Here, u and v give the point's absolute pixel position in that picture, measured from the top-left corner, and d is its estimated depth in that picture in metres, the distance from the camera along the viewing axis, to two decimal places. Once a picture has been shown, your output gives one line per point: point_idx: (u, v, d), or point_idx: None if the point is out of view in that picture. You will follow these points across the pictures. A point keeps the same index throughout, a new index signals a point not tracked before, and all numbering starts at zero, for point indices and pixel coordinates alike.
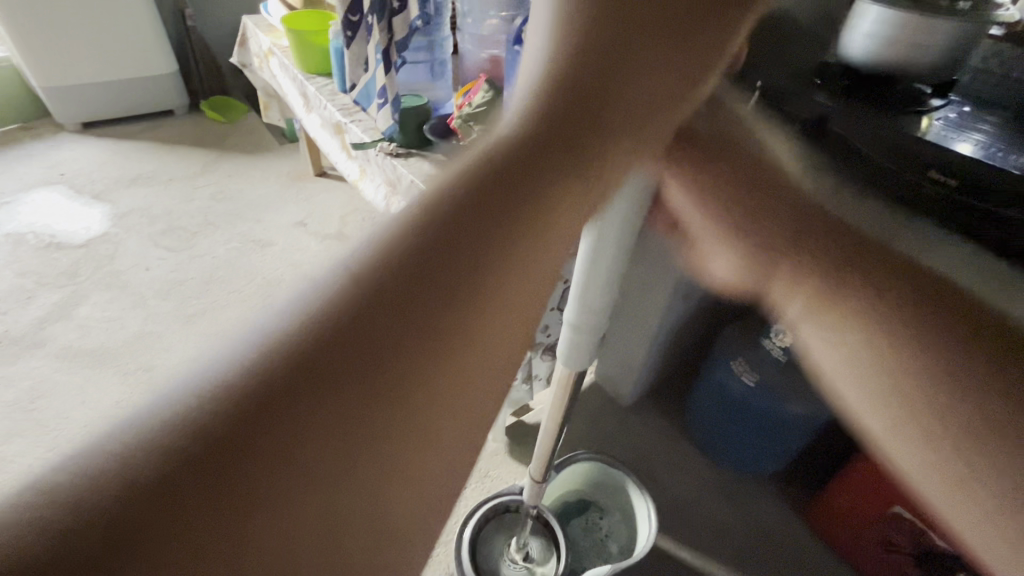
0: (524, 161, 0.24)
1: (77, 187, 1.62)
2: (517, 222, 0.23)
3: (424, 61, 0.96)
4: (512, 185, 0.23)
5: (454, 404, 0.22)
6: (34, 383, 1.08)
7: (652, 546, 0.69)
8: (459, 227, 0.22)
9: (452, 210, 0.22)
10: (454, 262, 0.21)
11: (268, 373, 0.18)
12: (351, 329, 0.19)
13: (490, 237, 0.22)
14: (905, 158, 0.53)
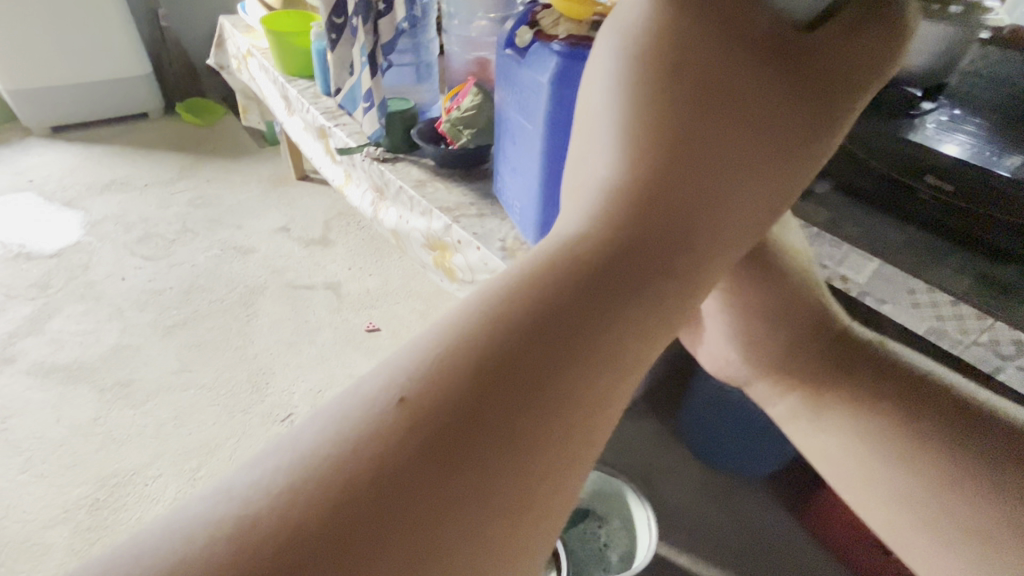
0: (622, 242, 0.20)
1: (47, 194, 1.55)
2: (611, 320, 0.19)
3: (410, 63, 0.93)
4: (609, 272, 0.19)
5: (531, 552, 0.18)
6: (5, 401, 1.03)
7: (654, 551, 0.68)
8: (552, 326, 0.18)
9: (538, 304, 0.18)
10: (540, 378, 0.17)
11: (311, 518, 0.15)
12: (418, 465, 0.16)
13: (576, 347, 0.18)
14: (902, 163, 0.53)
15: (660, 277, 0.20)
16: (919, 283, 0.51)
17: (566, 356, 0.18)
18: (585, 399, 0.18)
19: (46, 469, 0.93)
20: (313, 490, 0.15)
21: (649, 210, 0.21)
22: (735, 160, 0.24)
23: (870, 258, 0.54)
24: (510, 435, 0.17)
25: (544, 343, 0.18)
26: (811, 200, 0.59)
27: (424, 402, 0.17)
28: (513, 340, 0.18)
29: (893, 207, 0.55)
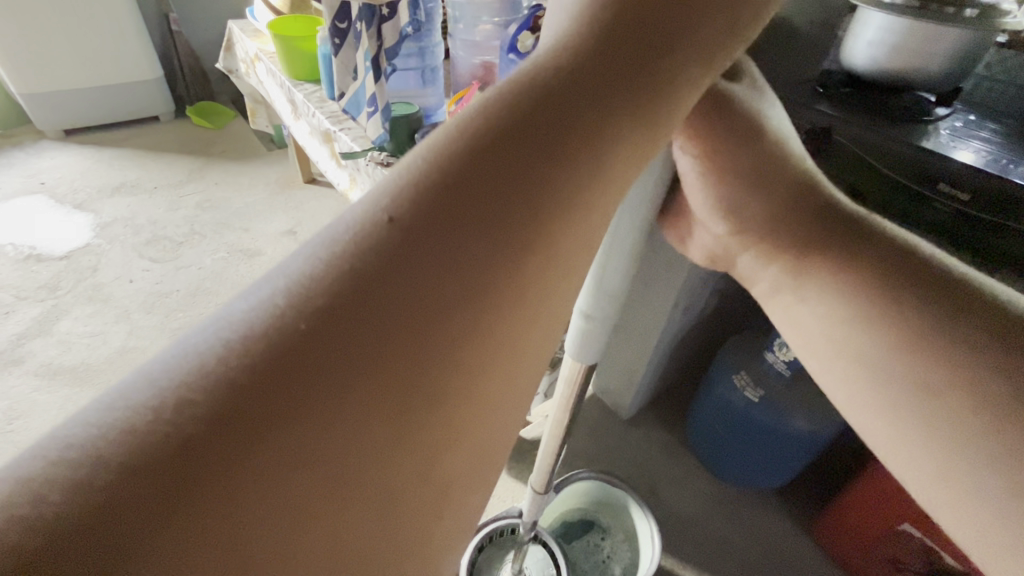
0: (562, 105, 0.22)
1: (59, 196, 1.57)
2: (551, 176, 0.21)
3: (415, 68, 0.93)
4: (550, 135, 0.21)
5: (470, 392, 0.20)
6: (12, 402, 1.04)
7: (656, 566, 0.67)
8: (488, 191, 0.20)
9: (477, 162, 0.20)
10: (483, 221, 0.19)
11: (267, 346, 0.16)
12: (344, 334, 0.16)
13: (469, 262, 0.19)
14: (911, 168, 0.51)
15: (603, 139, 0.22)
16: None
17: (510, 204, 0.20)
18: (530, 244, 0.21)
19: None
20: (269, 313, 0.16)
21: (594, 76, 0.23)
22: (686, 31, 0.26)
23: None
24: (456, 282, 0.19)
25: (487, 193, 0.20)
26: None
27: (377, 250, 0.18)
28: (456, 189, 0.20)
29: (904, 213, 0.53)
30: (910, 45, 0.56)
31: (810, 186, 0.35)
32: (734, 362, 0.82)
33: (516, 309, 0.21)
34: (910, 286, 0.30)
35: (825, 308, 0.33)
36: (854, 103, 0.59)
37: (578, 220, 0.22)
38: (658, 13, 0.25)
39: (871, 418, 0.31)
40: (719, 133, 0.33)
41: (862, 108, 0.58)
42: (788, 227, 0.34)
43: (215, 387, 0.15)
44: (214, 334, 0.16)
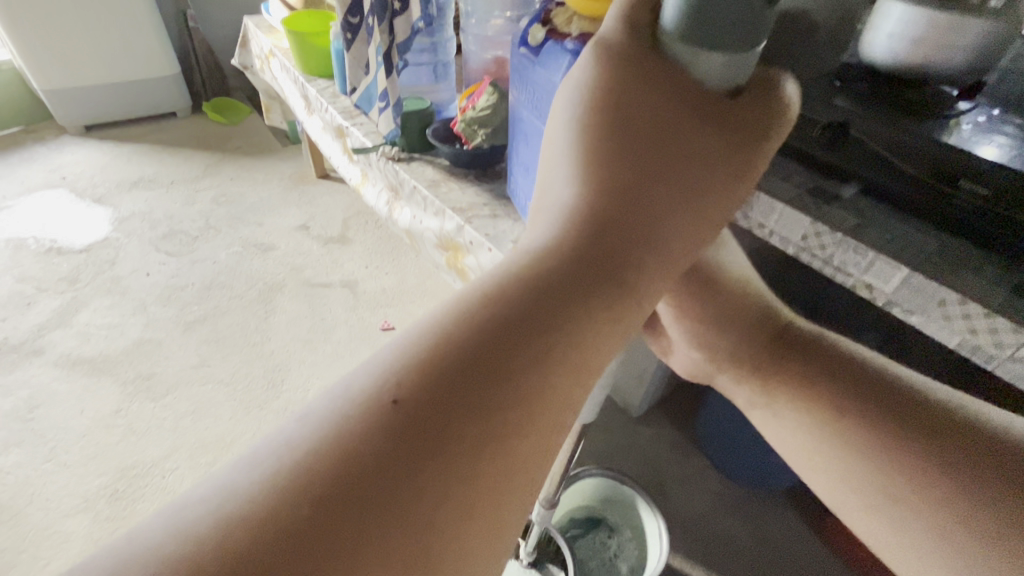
0: (550, 285, 0.24)
1: (79, 191, 1.60)
2: (544, 344, 0.23)
3: (427, 63, 0.93)
4: (536, 312, 0.23)
5: (469, 549, 0.20)
6: (33, 391, 1.06)
7: (663, 565, 0.66)
8: (484, 360, 0.22)
9: (469, 342, 0.22)
10: (470, 406, 0.21)
11: (276, 513, 0.18)
12: (343, 500, 0.19)
13: (462, 426, 0.21)
14: (931, 166, 0.50)
15: (586, 312, 0.24)
16: (951, 294, 0.47)
17: (493, 386, 0.22)
18: (522, 418, 0.22)
19: (69, 459, 0.95)
20: (279, 496, 0.19)
21: (580, 254, 0.26)
22: (670, 204, 0.29)
23: (897, 267, 0.50)
24: (448, 442, 0.20)
25: (476, 375, 0.22)
26: (835, 203, 0.57)
27: (379, 421, 0.21)
28: (447, 369, 0.22)
29: (926, 210, 0.52)
30: (933, 36, 0.54)
31: (773, 319, 0.41)
32: None
33: (511, 472, 0.22)
34: (864, 392, 0.33)
35: (794, 419, 0.36)
36: (873, 98, 0.57)
37: (563, 395, 0.23)
38: (643, 192, 0.28)
39: (856, 508, 0.32)
40: (695, 295, 0.42)
41: (881, 104, 0.56)
42: (752, 347, 0.41)
43: (225, 570, 0.17)
44: (231, 499, 0.19)
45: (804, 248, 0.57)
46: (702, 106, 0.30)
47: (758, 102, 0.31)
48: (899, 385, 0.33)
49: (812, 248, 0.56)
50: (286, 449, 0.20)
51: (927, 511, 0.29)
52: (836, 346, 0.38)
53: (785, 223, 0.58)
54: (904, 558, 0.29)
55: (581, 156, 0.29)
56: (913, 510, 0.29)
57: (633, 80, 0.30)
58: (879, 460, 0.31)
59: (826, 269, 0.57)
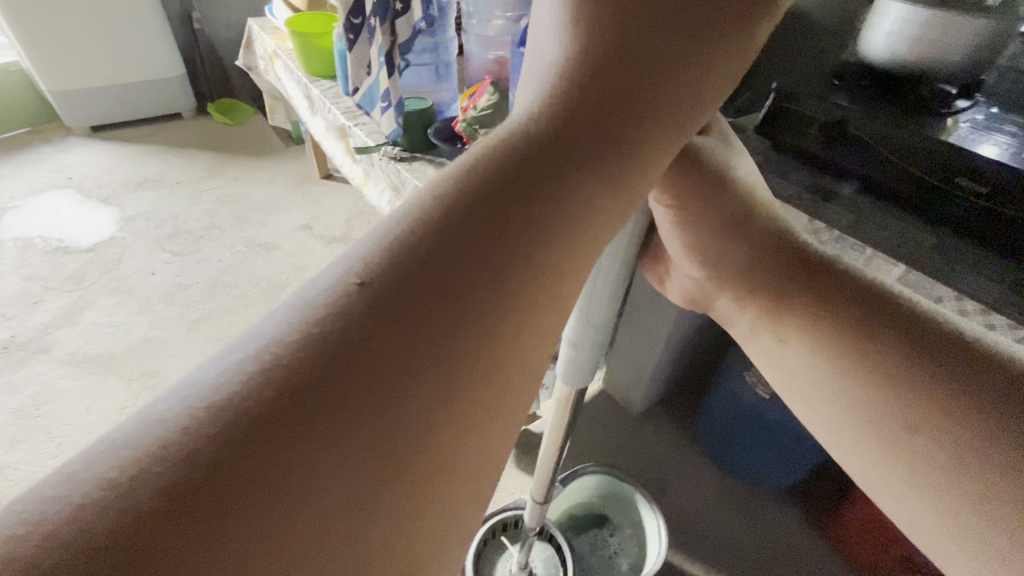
0: (534, 176, 0.23)
1: (85, 191, 1.62)
2: (523, 237, 0.22)
3: (429, 63, 0.94)
4: (520, 204, 0.23)
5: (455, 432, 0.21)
6: (40, 388, 1.07)
7: (663, 561, 0.66)
8: (460, 248, 0.21)
9: (446, 232, 0.21)
10: (449, 294, 0.21)
11: (246, 403, 0.17)
12: (317, 383, 0.18)
13: (440, 311, 0.20)
14: (929, 163, 0.50)
15: (571, 206, 0.24)
16: (947, 290, 0.48)
17: (476, 272, 0.21)
18: (501, 307, 0.22)
19: (76, 456, 0.96)
20: (244, 382, 0.18)
21: (570, 147, 0.24)
22: (661, 78, 0.26)
23: (894, 264, 0.50)
24: (425, 328, 0.20)
25: (455, 263, 0.21)
26: (833, 200, 0.57)
27: (347, 309, 0.19)
28: (424, 257, 0.21)
29: (923, 207, 0.52)
30: (930, 34, 0.55)
31: (779, 237, 0.38)
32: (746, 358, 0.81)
33: (492, 357, 0.22)
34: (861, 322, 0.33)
35: (795, 354, 0.36)
36: (871, 97, 0.58)
37: (545, 287, 0.23)
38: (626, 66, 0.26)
39: (875, 458, 0.32)
40: (692, 199, 0.38)
41: (879, 102, 0.57)
42: (759, 276, 0.38)
43: (190, 455, 0.16)
44: (192, 395, 0.17)
45: None
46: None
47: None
48: (897, 313, 0.33)
49: None
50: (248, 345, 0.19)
51: (932, 477, 0.30)
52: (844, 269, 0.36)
53: None
54: (926, 506, 0.30)
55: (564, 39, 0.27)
56: (933, 458, 0.30)
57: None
58: (886, 423, 0.32)
59: None
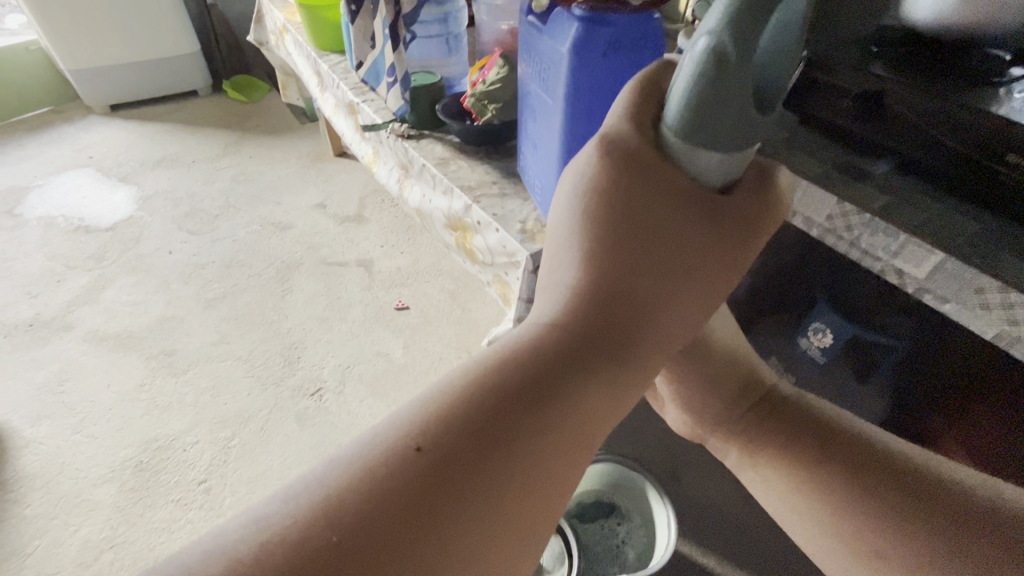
0: (554, 363, 0.27)
1: (105, 170, 1.64)
2: (548, 410, 0.26)
3: (437, 35, 0.90)
4: (546, 379, 0.26)
5: None
6: (62, 365, 1.10)
7: (671, 553, 0.65)
8: (496, 420, 0.25)
9: (484, 398, 0.25)
10: (484, 462, 0.24)
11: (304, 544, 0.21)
12: (363, 538, 0.21)
13: (474, 479, 0.23)
14: (975, 138, 0.45)
15: (580, 397, 0.27)
16: (990, 280, 0.43)
17: (509, 443, 0.24)
18: (525, 474, 0.24)
19: (97, 430, 0.98)
20: (314, 522, 0.22)
21: (583, 337, 0.28)
22: (663, 282, 0.30)
23: (932, 251, 0.46)
24: (459, 489, 0.23)
25: (491, 434, 0.24)
26: (865, 182, 0.52)
27: (399, 472, 0.23)
28: (470, 427, 0.24)
29: (966, 189, 0.47)
30: None
31: (751, 382, 0.48)
32: None
33: (512, 530, 0.24)
34: (837, 443, 0.40)
35: (774, 474, 0.43)
36: (911, 66, 0.53)
37: (565, 460, 0.26)
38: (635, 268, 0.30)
39: (841, 553, 0.37)
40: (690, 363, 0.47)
41: (921, 72, 0.52)
42: (737, 411, 0.48)
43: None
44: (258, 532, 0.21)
45: (828, 230, 0.53)
46: (696, 216, 0.32)
47: (749, 198, 0.33)
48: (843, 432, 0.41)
49: (837, 230, 0.52)
50: (308, 488, 0.23)
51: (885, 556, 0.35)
52: (811, 408, 0.45)
53: (809, 202, 0.54)
54: None
55: (587, 227, 0.31)
56: (887, 544, 0.35)
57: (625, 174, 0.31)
58: (848, 517, 0.37)
59: (852, 252, 0.53)
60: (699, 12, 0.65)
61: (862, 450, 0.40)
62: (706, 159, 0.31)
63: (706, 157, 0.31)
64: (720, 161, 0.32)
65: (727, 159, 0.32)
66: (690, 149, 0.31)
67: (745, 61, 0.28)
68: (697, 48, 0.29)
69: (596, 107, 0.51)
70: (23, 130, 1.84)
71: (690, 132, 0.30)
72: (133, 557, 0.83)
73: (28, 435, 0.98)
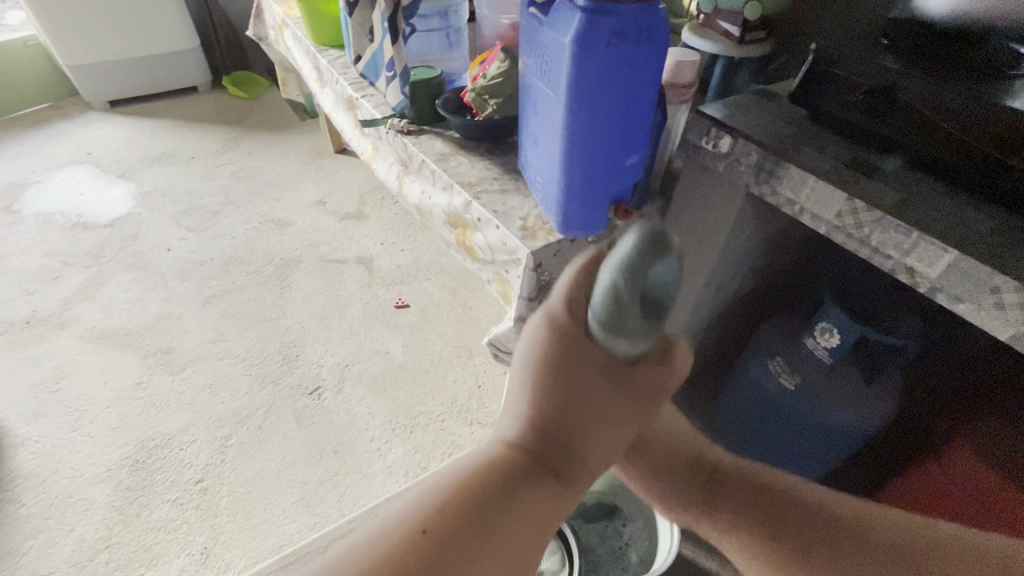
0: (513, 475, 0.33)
1: (103, 167, 1.63)
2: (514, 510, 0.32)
3: (437, 29, 0.88)
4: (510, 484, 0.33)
5: None
6: (59, 363, 1.09)
7: (674, 557, 0.64)
8: (473, 518, 0.31)
9: (463, 501, 0.32)
10: (466, 552, 0.30)
11: None
12: None
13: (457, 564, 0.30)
14: (989, 132, 0.43)
15: (519, 518, 0.32)
16: (1005, 281, 0.42)
17: (482, 539, 0.31)
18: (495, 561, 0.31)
19: (93, 429, 0.97)
20: None
21: (536, 452, 0.35)
22: (595, 414, 0.35)
23: (944, 250, 0.44)
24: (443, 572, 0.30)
25: (469, 530, 0.31)
26: (876, 178, 0.50)
27: (405, 554, 0.30)
28: (454, 523, 0.31)
29: (979, 185, 0.46)
30: None
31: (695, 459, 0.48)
32: (771, 346, 0.75)
33: None
34: (791, 521, 0.42)
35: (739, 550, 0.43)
36: (922, 61, 0.51)
37: (527, 553, 0.32)
38: (568, 407, 0.35)
39: None
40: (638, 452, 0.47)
41: (931, 67, 0.50)
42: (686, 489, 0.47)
43: None
44: None
45: (837, 227, 0.52)
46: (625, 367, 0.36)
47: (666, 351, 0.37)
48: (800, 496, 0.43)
49: (847, 227, 0.51)
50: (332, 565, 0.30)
51: None
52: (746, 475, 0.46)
53: (818, 199, 0.52)
54: None
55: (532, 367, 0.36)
56: None
57: (562, 335, 0.36)
58: None
59: (861, 250, 0.51)
60: (703, 6, 0.64)
61: (814, 522, 0.41)
62: (618, 345, 0.35)
63: (614, 344, 0.35)
64: (631, 348, 0.35)
65: (639, 344, 0.35)
66: (608, 338, 0.35)
67: (638, 287, 0.34)
68: (601, 283, 0.35)
69: (598, 102, 0.49)
70: (21, 126, 1.83)
71: (604, 325, 0.35)
72: (129, 558, 0.82)
73: (23, 433, 0.97)
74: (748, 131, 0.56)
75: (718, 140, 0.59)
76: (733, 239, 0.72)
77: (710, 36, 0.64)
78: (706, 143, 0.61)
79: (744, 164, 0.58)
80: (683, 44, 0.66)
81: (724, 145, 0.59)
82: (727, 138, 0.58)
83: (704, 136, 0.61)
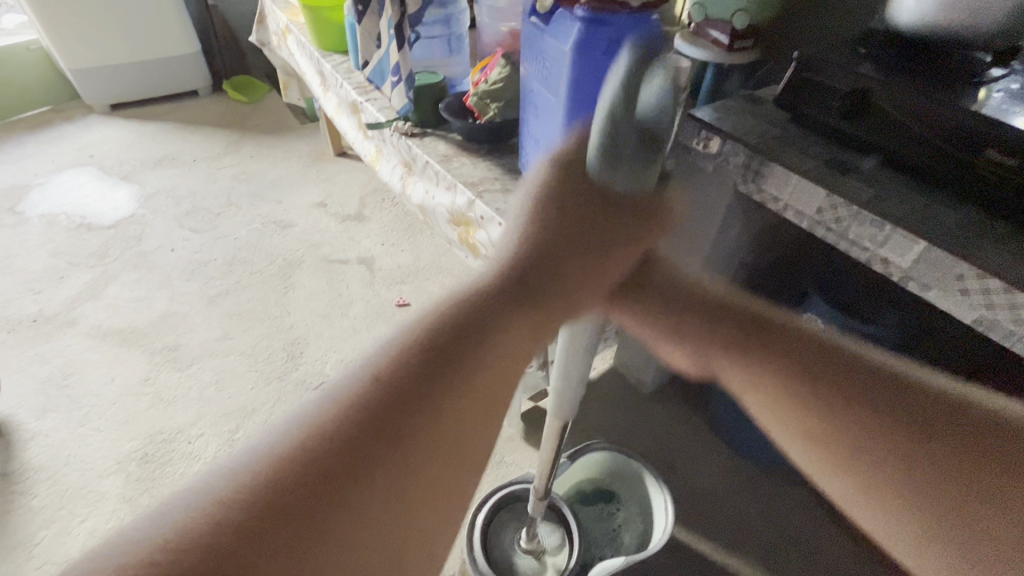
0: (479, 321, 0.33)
1: (106, 169, 1.65)
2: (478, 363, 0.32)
3: (439, 36, 0.92)
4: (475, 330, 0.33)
5: (418, 533, 0.29)
6: (66, 360, 1.11)
7: (668, 541, 0.66)
8: (438, 371, 0.31)
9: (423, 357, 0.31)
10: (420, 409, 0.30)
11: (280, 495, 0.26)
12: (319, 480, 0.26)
13: (409, 418, 0.29)
14: (957, 134, 0.48)
15: (481, 363, 0.33)
16: (970, 268, 0.46)
17: (432, 402, 0.30)
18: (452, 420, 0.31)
19: (103, 423, 1.00)
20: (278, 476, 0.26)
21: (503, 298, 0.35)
22: (575, 285, 0.38)
23: (916, 241, 0.48)
24: (397, 438, 0.29)
25: (424, 385, 0.30)
26: (853, 176, 0.54)
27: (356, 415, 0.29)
28: (405, 387, 0.30)
29: (946, 183, 0.50)
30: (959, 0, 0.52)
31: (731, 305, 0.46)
32: None
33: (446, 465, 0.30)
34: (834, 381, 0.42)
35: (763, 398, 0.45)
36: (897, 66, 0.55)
37: (485, 406, 0.33)
38: (554, 273, 0.36)
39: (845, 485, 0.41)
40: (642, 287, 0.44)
41: (906, 72, 0.54)
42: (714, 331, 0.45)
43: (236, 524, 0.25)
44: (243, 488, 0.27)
45: (818, 222, 0.56)
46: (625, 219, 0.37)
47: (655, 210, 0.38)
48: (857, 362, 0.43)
49: (827, 222, 0.55)
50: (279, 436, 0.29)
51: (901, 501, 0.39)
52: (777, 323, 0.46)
53: (800, 195, 0.56)
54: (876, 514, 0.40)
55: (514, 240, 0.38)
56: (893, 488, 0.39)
57: (549, 201, 0.38)
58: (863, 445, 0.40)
59: (840, 243, 0.55)
60: (694, 15, 0.68)
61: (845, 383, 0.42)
62: (618, 175, 0.33)
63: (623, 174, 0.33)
64: (635, 176, 0.33)
65: (640, 177, 0.33)
66: (608, 170, 0.33)
67: (634, 115, 0.31)
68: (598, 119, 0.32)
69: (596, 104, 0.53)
70: (23, 129, 1.85)
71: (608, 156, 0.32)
72: None
73: (32, 428, 0.99)
74: (736, 134, 0.60)
75: (708, 141, 0.63)
76: (723, 236, 0.75)
77: (701, 43, 0.67)
78: (696, 145, 0.64)
79: (732, 164, 0.61)
80: (675, 50, 0.70)
81: (713, 146, 0.62)
82: (716, 139, 0.62)
83: (694, 138, 0.64)
